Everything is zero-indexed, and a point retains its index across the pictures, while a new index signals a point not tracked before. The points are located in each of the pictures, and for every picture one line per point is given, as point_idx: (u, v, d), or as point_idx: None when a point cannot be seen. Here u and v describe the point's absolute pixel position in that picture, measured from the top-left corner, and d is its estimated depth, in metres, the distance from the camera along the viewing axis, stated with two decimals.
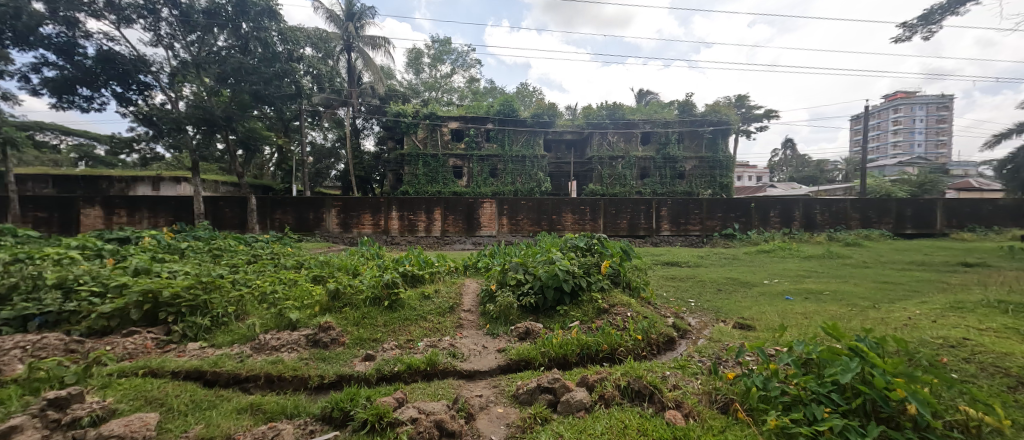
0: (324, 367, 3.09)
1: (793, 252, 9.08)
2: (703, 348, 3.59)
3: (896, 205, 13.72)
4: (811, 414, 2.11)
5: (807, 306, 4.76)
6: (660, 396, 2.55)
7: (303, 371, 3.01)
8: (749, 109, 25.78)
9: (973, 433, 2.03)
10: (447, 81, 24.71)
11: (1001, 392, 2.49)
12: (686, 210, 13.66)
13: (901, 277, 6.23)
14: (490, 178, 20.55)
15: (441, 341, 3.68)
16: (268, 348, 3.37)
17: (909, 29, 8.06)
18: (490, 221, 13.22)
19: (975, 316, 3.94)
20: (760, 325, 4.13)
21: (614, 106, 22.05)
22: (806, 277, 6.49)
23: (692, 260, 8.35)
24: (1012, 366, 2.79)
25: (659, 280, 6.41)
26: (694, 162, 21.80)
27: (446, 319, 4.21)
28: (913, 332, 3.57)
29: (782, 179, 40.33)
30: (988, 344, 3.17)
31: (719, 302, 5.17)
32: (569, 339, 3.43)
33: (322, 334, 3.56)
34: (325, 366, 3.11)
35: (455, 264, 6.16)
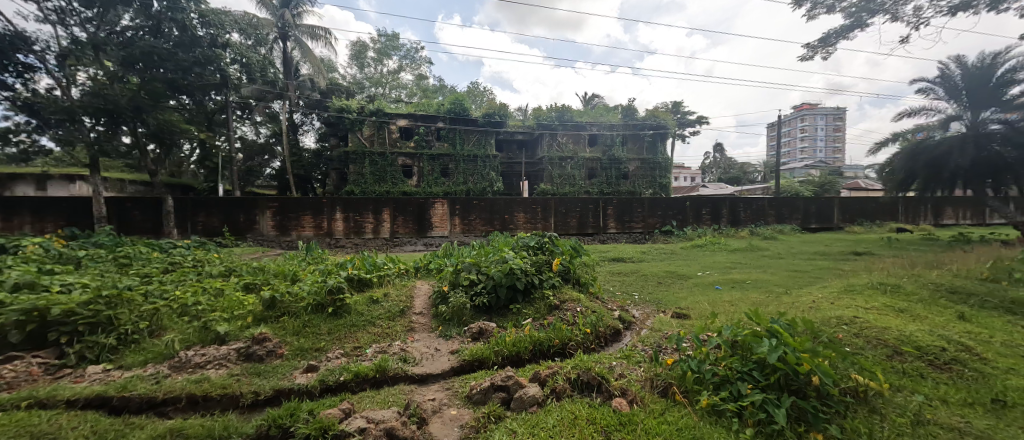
0: (259, 382, 2.86)
1: (722, 246, 10.01)
2: (646, 337, 3.82)
3: (803, 203, 15.63)
4: (737, 390, 2.41)
5: (734, 293, 5.28)
6: (608, 386, 2.69)
7: (232, 388, 2.74)
8: (684, 115, 27.87)
9: (861, 396, 2.44)
10: (395, 77, 23.90)
11: (882, 360, 2.98)
12: (631, 208, 14.38)
13: (809, 266, 7.15)
14: (441, 177, 20.22)
15: (391, 346, 3.57)
16: (190, 366, 3.04)
17: (812, 49, 9.24)
18: (442, 222, 12.96)
19: (863, 297, 4.63)
20: (694, 313, 4.51)
21: (563, 108, 22.74)
22: (733, 268, 7.19)
23: (636, 255, 8.84)
24: (889, 336, 3.33)
25: (607, 276, 6.71)
26: (637, 164, 23.13)
27: (397, 323, 4.10)
28: (817, 313, 4.12)
29: (713, 179, 44.11)
30: (873, 320, 3.74)
31: (660, 294, 5.53)
32: (522, 336, 3.50)
33: (256, 346, 3.30)
34: (261, 381, 2.87)
35: (405, 265, 5.96)
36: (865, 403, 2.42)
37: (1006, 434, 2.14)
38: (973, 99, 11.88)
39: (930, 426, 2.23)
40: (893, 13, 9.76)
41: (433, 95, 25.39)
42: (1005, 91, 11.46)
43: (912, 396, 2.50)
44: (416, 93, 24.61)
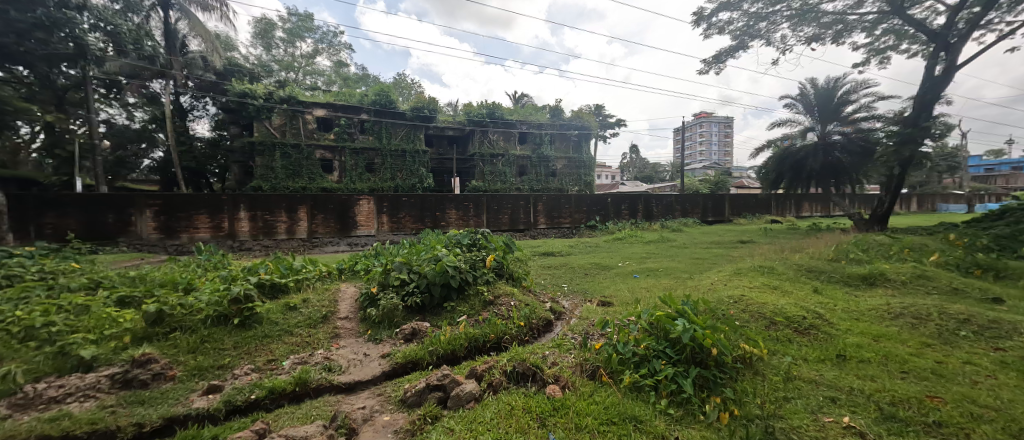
0: (144, 412, 2.43)
1: (639, 238, 11.02)
2: (574, 326, 4.08)
3: (702, 198, 17.84)
4: (652, 367, 2.74)
5: (649, 280, 5.88)
6: (541, 374, 2.83)
7: (106, 421, 2.29)
8: (605, 117, 29.82)
9: (747, 361, 2.93)
10: (310, 61, 21.76)
11: (762, 329, 3.59)
12: (559, 205, 15.02)
13: (708, 253, 8.25)
14: (367, 173, 18.99)
15: (313, 356, 3.29)
16: (42, 402, 2.44)
17: (708, 65, 10.55)
18: (367, 220, 12.19)
19: (750, 277, 5.48)
20: (617, 300, 4.92)
21: (494, 105, 22.70)
22: (647, 257, 7.99)
23: (564, 249, 9.31)
24: (767, 308, 4.02)
25: (539, 269, 6.97)
26: (564, 162, 24.31)
27: (319, 331, 3.79)
28: (714, 293, 4.79)
29: (629, 178, 48.05)
30: (755, 297, 4.47)
31: (587, 285, 5.93)
32: (457, 334, 3.49)
33: (138, 370, 2.80)
34: (146, 411, 2.45)
35: (327, 268, 5.50)
36: (750, 366, 2.92)
37: (843, 380, 2.75)
38: (823, 114, 14.61)
39: (795, 381, 2.76)
40: (767, 39, 11.59)
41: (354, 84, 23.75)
42: (843, 109, 14.28)
43: (784, 358, 3.07)
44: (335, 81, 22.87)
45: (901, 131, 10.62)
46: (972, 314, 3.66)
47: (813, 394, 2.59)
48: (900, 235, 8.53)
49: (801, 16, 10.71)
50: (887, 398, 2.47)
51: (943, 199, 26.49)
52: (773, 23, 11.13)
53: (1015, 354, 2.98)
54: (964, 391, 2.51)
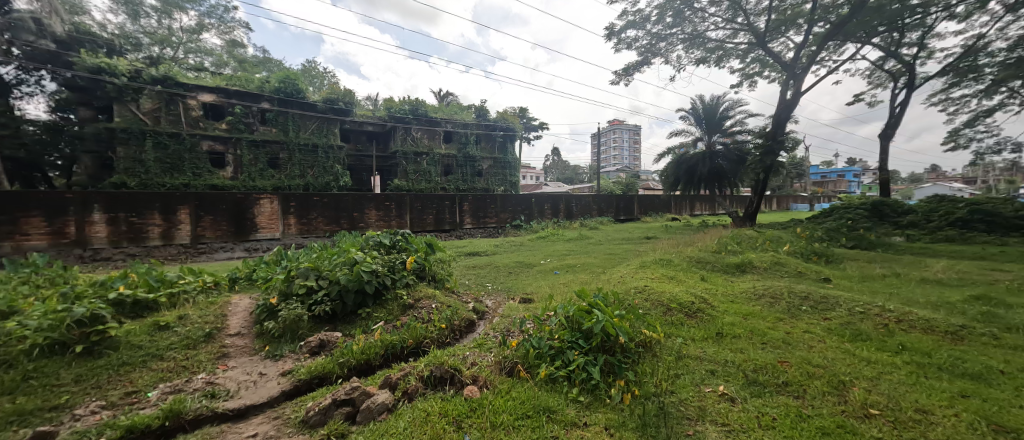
0: None
1: (560, 237, 11.54)
2: (497, 324, 4.15)
3: (615, 199, 19.24)
4: (566, 358, 2.81)
5: (568, 276, 6.20)
6: (461, 376, 2.65)
7: None
8: (529, 120, 30.69)
9: (646, 343, 3.21)
10: (195, 38, 19.30)
11: (659, 315, 3.97)
12: (485, 205, 15.10)
13: (620, 249, 8.87)
14: (268, 169, 17.54)
15: (189, 382, 2.71)
16: None
17: (620, 77, 11.43)
18: (270, 222, 10.54)
19: (655, 269, 6.03)
20: (537, 296, 5.14)
21: (416, 102, 22.38)
22: (568, 254, 8.40)
23: (490, 249, 9.42)
24: (664, 295, 4.45)
25: (463, 270, 6.97)
26: (490, 162, 24.76)
27: (198, 351, 3.16)
28: (622, 286, 5.20)
29: (552, 179, 50.33)
30: (656, 286, 4.94)
31: (510, 283, 6.08)
32: (372, 342, 3.16)
33: None
34: None
35: (215, 279, 4.87)
36: (648, 348, 3.19)
37: (720, 354, 3.13)
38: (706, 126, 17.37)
39: (684, 358, 3.06)
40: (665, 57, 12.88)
41: (252, 68, 21.84)
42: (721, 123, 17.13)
43: (677, 340, 3.41)
44: (227, 62, 20.64)
45: (764, 142, 12.49)
46: (809, 290, 4.43)
47: (698, 369, 2.89)
48: (768, 230, 10.05)
49: (692, 41, 12.31)
50: (752, 366, 2.85)
51: (795, 198, 31.46)
52: (670, 44, 12.52)
53: (837, 323, 3.66)
54: (804, 355, 3.01)
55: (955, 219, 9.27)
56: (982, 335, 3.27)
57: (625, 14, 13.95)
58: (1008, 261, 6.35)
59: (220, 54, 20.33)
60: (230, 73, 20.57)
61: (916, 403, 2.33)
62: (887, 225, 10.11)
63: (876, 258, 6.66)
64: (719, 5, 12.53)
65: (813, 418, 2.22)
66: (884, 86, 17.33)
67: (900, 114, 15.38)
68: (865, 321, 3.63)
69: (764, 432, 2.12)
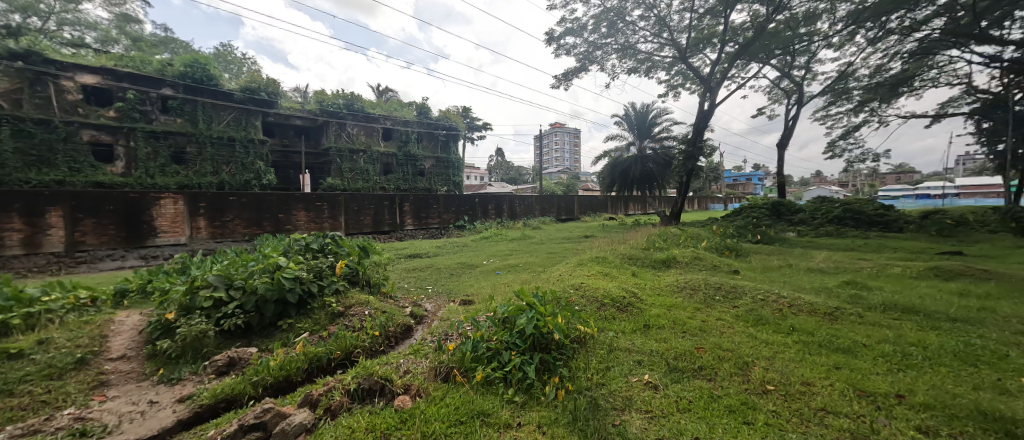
0: None
1: (503, 237, 11.60)
2: (435, 328, 4.02)
3: (556, 200, 19.82)
4: (503, 359, 2.79)
5: (510, 276, 6.24)
6: (391, 386, 2.52)
7: None
8: (473, 120, 30.60)
9: (580, 339, 3.30)
10: (74, 9, 16.57)
11: (594, 311, 4.12)
12: (427, 205, 14.70)
13: (561, 248, 9.13)
14: (172, 165, 15.57)
15: (51, 420, 2.27)
16: None
17: (560, 82, 11.77)
18: (174, 225, 9.25)
19: (592, 267, 6.27)
20: (477, 298, 5.08)
21: (351, 96, 21.46)
22: (510, 254, 8.46)
23: (432, 250, 9.18)
24: (598, 291, 4.63)
25: (402, 273, 6.69)
26: (432, 161, 24.31)
27: (69, 382, 2.67)
28: (560, 284, 5.33)
29: (496, 179, 50.70)
30: (592, 283, 5.12)
31: (452, 285, 5.95)
32: (293, 356, 2.87)
33: None
34: None
35: (91, 297, 4.14)
36: (582, 344, 3.28)
37: (647, 344, 3.31)
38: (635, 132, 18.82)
39: (615, 351, 3.19)
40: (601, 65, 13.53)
41: (150, 48, 19.22)
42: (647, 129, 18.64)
43: (609, 334, 3.56)
44: (117, 39, 17.90)
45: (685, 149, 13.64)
46: (721, 281, 4.88)
47: (626, 360, 3.02)
48: (689, 228, 11.04)
49: (624, 51, 13.04)
50: (673, 354, 3.05)
51: (713, 198, 35.06)
52: (605, 53, 13.21)
53: (744, 310, 4.05)
54: (717, 340, 3.29)
55: (832, 216, 10.92)
56: (851, 314, 3.83)
57: (563, 21, 14.38)
58: (867, 250, 7.60)
59: (107, 29, 17.60)
60: (120, 52, 17.83)
61: (801, 377, 2.64)
62: (781, 222, 11.60)
63: (774, 250, 7.58)
64: (647, 19, 13.35)
65: (723, 398, 2.41)
66: (780, 101, 19.80)
67: (792, 126, 17.68)
68: (765, 307, 4.07)
69: (681, 415, 2.25)
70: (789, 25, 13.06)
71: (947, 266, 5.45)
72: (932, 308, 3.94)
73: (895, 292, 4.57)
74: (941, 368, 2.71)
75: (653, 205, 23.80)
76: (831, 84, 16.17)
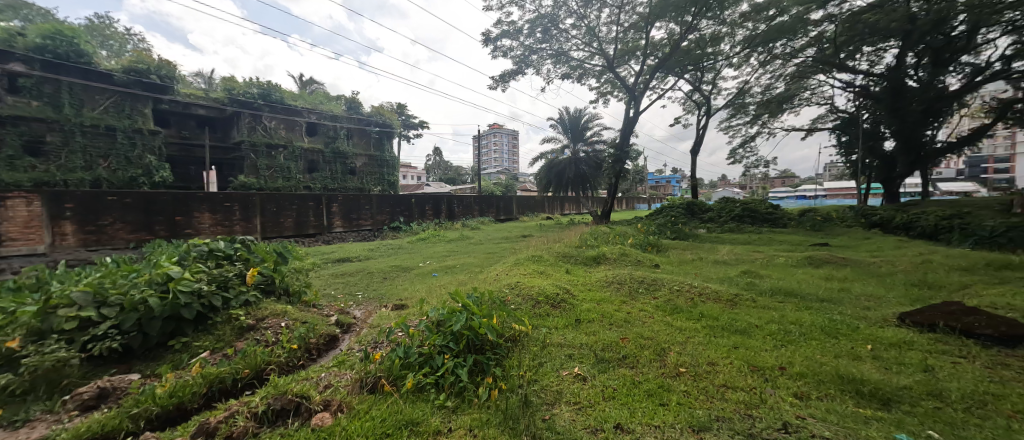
0: None
1: (441, 238, 11.38)
2: (363, 337, 3.77)
3: (495, 200, 19.95)
4: (435, 364, 2.69)
5: (446, 277, 6.11)
6: (308, 404, 2.29)
7: None
8: (408, 118, 29.72)
9: (514, 337, 3.31)
10: None
11: (527, 309, 4.17)
12: (358, 206, 13.89)
13: (499, 248, 9.18)
14: (29, 158, 12.90)
15: None
16: None
17: (497, 82, 11.80)
18: (28, 230, 7.66)
19: (527, 265, 6.38)
20: (411, 302, 4.89)
21: (268, 86, 19.55)
22: (447, 256, 8.31)
23: (363, 253, 8.70)
24: (531, 289, 4.70)
25: (328, 279, 6.22)
26: (364, 159, 23.13)
27: None
28: (494, 284, 5.33)
29: (435, 179, 49.72)
30: (525, 281, 5.20)
31: (384, 290, 5.64)
32: (187, 380, 2.48)
33: None
34: None
35: None
36: (516, 341, 3.29)
37: (576, 338, 3.42)
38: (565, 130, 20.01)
39: (547, 347, 3.24)
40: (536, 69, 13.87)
41: None
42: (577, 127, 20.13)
43: (542, 330, 3.62)
44: None
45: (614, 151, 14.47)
46: (644, 275, 5.23)
47: (558, 355, 3.08)
48: (618, 226, 11.74)
49: (557, 57, 13.49)
50: (601, 345, 3.18)
51: (637, 198, 38.06)
52: (540, 58, 13.55)
53: (663, 300, 4.37)
54: (639, 330, 3.50)
55: (734, 213, 12.32)
56: (748, 299, 4.32)
57: (499, 23, 14.49)
58: (761, 243, 8.68)
59: None
60: None
61: (708, 358, 2.89)
62: (694, 220, 12.80)
63: (689, 245, 8.33)
64: (579, 29, 13.93)
65: (643, 383, 2.55)
66: (693, 112, 21.91)
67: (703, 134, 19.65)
68: (680, 296, 4.44)
69: (606, 403, 2.33)
70: (698, 45, 14.49)
71: (818, 255, 6.39)
72: (807, 291, 4.59)
73: (782, 278, 5.25)
74: (813, 341, 3.15)
75: (587, 206, 25.04)
76: (732, 99, 18.26)
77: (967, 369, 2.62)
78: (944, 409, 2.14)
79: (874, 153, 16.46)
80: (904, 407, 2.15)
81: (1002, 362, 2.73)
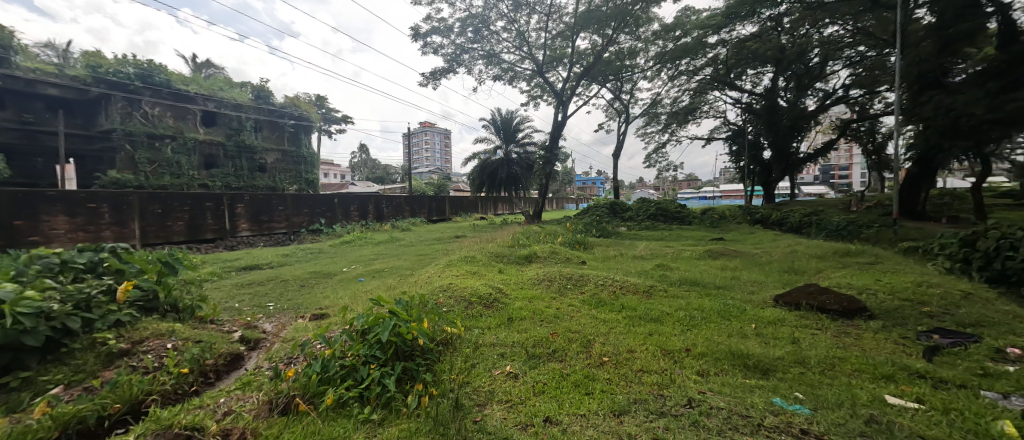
0: None
1: (367, 240, 10.80)
2: (274, 353, 3.43)
3: (427, 200, 19.53)
4: (359, 376, 2.54)
5: (373, 282, 5.82)
6: (205, 435, 1.98)
7: None
8: (330, 111, 27.85)
9: (446, 341, 3.26)
10: None
11: (460, 310, 4.14)
12: (269, 207, 12.55)
13: (429, 249, 8.97)
14: None
15: None
16: None
17: (428, 79, 11.50)
18: None
19: (458, 266, 6.32)
20: (332, 311, 4.56)
21: (149, 65, 16.81)
22: (374, 259, 7.89)
23: (277, 260, 7.91)
24: (463, 290, 4.67)
25: (232, 291, 5.53)
26: (276, 155, 21.13)
27: None
28: (425, 287, 5.19)
29: (361, 178, 47.04)
30: (457, 283, 5.14)
31: (301, 299, 5.18)
32: (31, 424, 1.88)
33: None
34: None
35: None
36: (449, 344, 3.25)
37: (509, 336, 3.47)
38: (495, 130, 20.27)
39: (480, 348, 3.24)
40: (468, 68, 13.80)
41: None
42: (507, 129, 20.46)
43: (474, 331, 3.61)
44: None
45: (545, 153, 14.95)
46: (572, 272, 5.49)
47: (490, 355, 3.10)
48: (546, 225, 12.20)
49: (489, 58, 13.55)
50: (531, 342, 3.27)
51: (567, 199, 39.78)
52: (471, 58, 13.51)
53: (588, 295, 4.63)
54: (567, 324, 3.66)
55: (650, 212, 13.47)
56: (663, 290, 4.76)
57: (429, 19, 14.15)
58: (671, 239, 9.59)
59: None
60: None
61: (627, 346, 3.13)
62: (616, 219, 13.74)
63: (612, 243, 8.92)
64: (510, 32, 14.14)
65: (570, 375, 2.68)
66: (614, 119, 23.52)
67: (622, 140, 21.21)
68: (604, 290, 4.74)
69: (536, 398, 2.40)
70: (618, 57, 15.61)
71: (716, 249, 7.22)
72: (709, 280, 5.19)
73: (688, 270, 5.85)
74: (711, 324, 3.57)
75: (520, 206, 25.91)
76: (647, 109, 19.95)
77: (823, 339, 3.16)
78: (807, 373, 2.56)
79: (756, 161, 19.19)
80: (780, 375, 2.54)
81: (845, 332, 3.35)
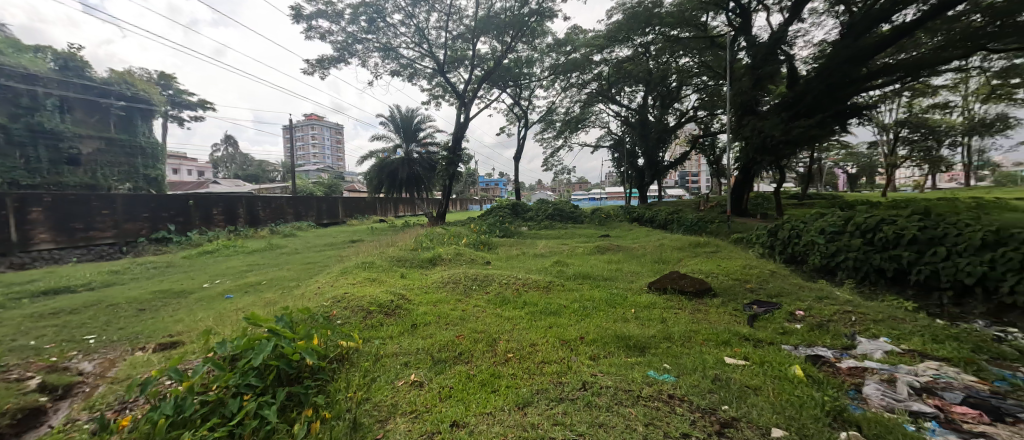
0: None
1: (238, 249, 9.28)
2: (98, 399, 2.71)
3: (315, 202, 17.84)
4: (228, 411, 2.17)
5: (247, 298, 5.04)
6: None
7: None
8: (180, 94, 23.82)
9: (341, 357, 3.02)
10: None
11: (359, 322, 3.86)
12: (89, 212, 9.84)
13: (319, 257, 8.13)
14: None
15: None
16: None
17: (314, 67, 10.38)
18: None
19: (353, 274, 5.86)
20: (189, 337, 3.83)
21: None
22: (248, 271, 6.82)
23: (105, 279, 6.27)
24: (363, 299, 4.36)
25: (28, 324, 4.20)
26: (95, 145, 16.88)
27: None
28: (318, 298, 4.71)
29: (227, 175, 40.11)
30: (356, 292, 4.78)
31: (140, 326, 4.23)
32: None
33: None
34: None
35: None
36: (344, 361, 3.02)
37: (412, 344, 3.37)
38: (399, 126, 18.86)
39: (381, 359, 3.08)
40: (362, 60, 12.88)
41: None
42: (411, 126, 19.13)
43: (374, 342, 3.42)
44: None
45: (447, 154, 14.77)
46: (477, 272, 5.57)
47: (393, 365, 2.97)
48: (450, 226, 12.09)
49: (385, 52, 12.84)
50: (435, 347, 3.23)
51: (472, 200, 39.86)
52: (364, 49, 12.62)
53: (492, 295, 4.75)
54: (471, 325, 3.72)
55: (547, 213, 14.40)
56: (559, 285, 5.15)
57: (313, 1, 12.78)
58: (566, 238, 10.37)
59: None
60: None
61: (529, 340, 3.32)
62: (517, 219, 14.35)
63: (514, 242, 9.27)
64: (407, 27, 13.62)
65: (476, 376, 2.73)
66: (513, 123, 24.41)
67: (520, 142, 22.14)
68: (507, 289, 4.93)
69: (442, 404, 2.40)
70: (516, 64, 16.30)
71: (603, 245, 8.08)
72: (598, 273, 5.79)
73: (579, 265, 6.42)
74: (600, 312, 4.01)
75: (420, 205, 25.47)
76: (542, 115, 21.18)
77: (681, 317, 3.82)
78: (671, 346, 3.07)
79: (633, 166, 21.90)
80: (653, 351, 2.99)
81: (697, 309, 4.09)
